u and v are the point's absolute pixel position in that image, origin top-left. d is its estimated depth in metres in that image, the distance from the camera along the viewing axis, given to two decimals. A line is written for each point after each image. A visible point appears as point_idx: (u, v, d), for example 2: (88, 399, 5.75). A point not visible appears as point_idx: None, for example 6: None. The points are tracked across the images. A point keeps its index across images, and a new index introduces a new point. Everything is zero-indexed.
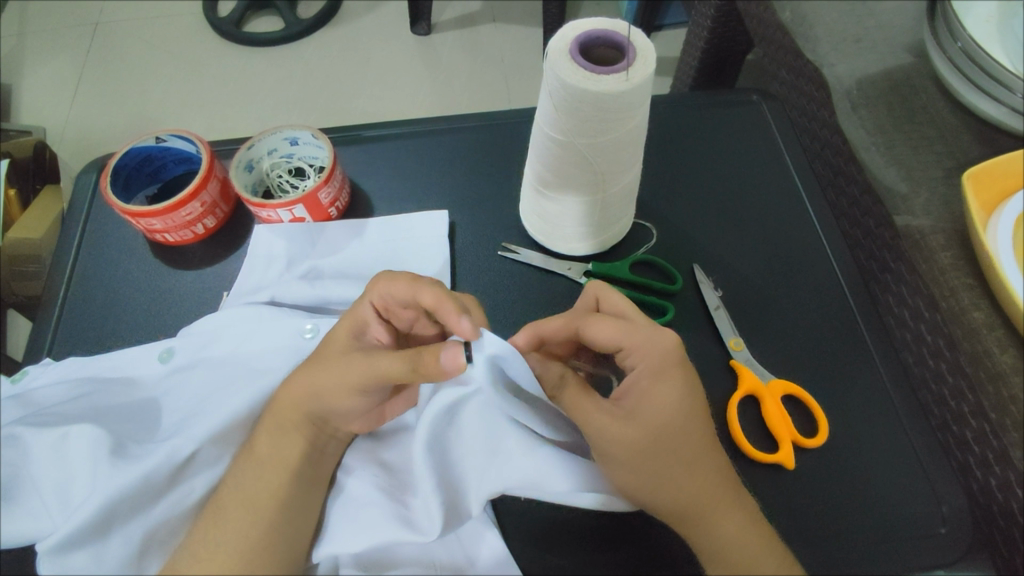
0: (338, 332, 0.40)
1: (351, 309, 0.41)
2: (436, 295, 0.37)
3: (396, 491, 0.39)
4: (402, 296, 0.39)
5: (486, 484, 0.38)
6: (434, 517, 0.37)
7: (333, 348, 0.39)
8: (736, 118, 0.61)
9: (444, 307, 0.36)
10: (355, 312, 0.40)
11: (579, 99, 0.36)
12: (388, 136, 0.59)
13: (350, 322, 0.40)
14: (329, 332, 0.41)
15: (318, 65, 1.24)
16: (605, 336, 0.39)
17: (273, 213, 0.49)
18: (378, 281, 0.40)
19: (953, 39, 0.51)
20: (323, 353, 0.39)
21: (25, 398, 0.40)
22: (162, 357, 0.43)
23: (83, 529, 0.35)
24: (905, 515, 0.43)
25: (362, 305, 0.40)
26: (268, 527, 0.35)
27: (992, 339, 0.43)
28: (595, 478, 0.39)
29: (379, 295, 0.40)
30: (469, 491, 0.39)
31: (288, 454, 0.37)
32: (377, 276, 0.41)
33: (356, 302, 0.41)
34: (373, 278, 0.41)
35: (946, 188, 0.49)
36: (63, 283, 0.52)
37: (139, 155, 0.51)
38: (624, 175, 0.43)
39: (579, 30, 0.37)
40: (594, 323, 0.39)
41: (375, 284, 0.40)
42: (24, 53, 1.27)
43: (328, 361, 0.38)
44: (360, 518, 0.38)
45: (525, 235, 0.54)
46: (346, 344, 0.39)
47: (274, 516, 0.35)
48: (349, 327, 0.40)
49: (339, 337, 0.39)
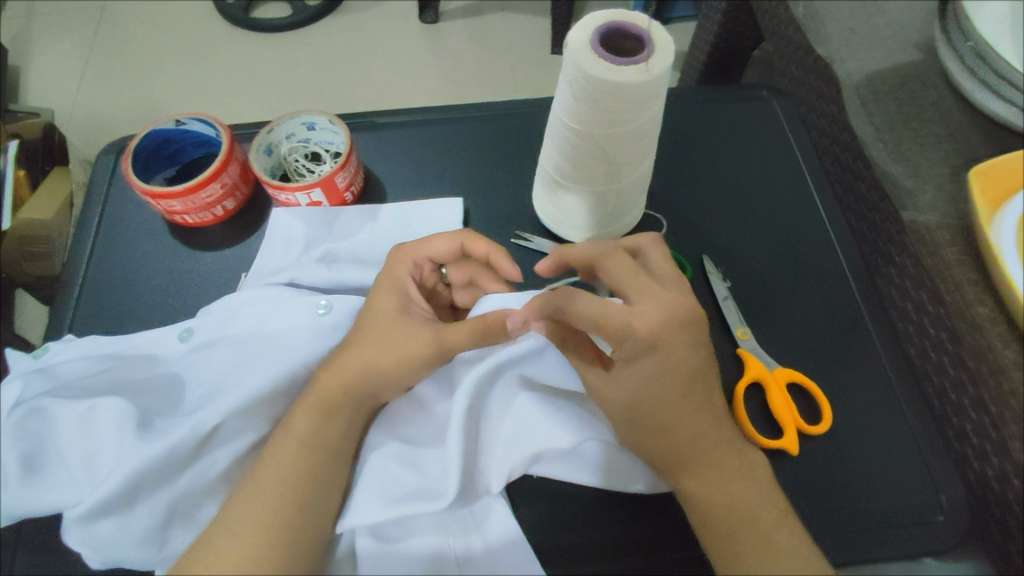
0: (380, 296, 0.43)
1: (386, 275, 0.44)
2: (488, 248, 0.44)
3: (416, 461, 0.40)
4: (442, 252, 0.45)
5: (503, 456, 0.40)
6: (452, 483, 0.38)
7: (379, 318, 0.42)
8: (746, 112, 0.62)
9: (498, 256, 0.44)
10: (393, 276, 0.44)
11: (599, 90, 0.36)
12: (403, 122, 0.60)
13: (391, 293, 0.43)
14: (365, 307, 0.43)
15: (327, 51, 1.24)
16: (623, 270, 0.40)
17: (291, 196, 0.50)
18: (411, 246, 0.45)
19: (965, 39, 0.52)
20: (368, 324, 0.42)
21: (49, 372, 0.42)
22: (182, 336, 0.44)
23: (111, 499, 0.36)
24: (906, 503, 0.45)
25: (400, 269, 0.44)
26: (294, 501, 0.36)
27: (995, 334, 0.44)
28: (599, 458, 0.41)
29: (415, 259, 0.45)
30: (488, 464, 0.40)
31: (315, 426, 0.39)
32: (402, 246, 0.45)
33: (390, 267, 0.44)
34: (396, 253, 0.45)
35: (953, 185, 0.50)
36: (83, 262, 0.54)
37: (158, 137, 0.52)
38: (639, 165, 0.43)
39: (600, 21, 0.38)
40: (613, 255, 0.40)
41: (408, 251, 0.45)
42: (31, 33, 1.27)
43: (373, 336, 0.41)
44: (382, 488, 0.39)
45: (538, 223, 0.55)
46: (393, 313, 0.42)
47: (299, 491, 0.36)
48: (392, 291, 0.43)
49: (383, 303, 0.42)
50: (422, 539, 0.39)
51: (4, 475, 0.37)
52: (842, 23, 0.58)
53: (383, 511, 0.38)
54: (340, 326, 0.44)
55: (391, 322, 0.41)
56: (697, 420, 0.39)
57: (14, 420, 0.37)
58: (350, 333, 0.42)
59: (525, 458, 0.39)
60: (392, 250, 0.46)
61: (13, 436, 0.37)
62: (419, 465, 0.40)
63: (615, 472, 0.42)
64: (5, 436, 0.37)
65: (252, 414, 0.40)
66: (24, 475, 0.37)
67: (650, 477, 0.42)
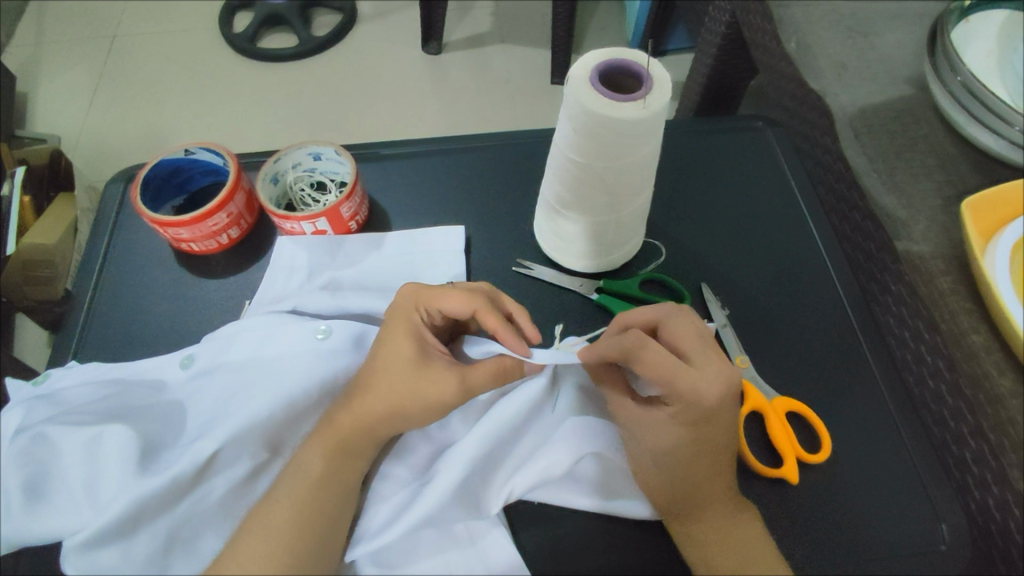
0: (394, 339, 0.41)
1: (401, 321, 0.42)
2: (497, 320, 0.41)
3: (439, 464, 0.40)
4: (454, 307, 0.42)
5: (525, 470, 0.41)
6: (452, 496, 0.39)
7: (388, 368, 0.40)
8: (743, 142, 0.63)
9: (502, 331, 0.41)
10: (409, 322, 0.42)
11: (600, 124, 0.37)
12: (406, 153, 0.61)
13: (405, 339, 0.41)
14: (377, 351, 0.41)
15: (331, 80, 1.27)
16: (682, 335, 0.40)
17: (296, 225, 0.51)
18: (427, 293, 0.43)
19: (953, 73, 0.53)
20: (384, 366, 0.40)
21: (54, 398, 0.42)
22: (183, 363, 0.45)
23: (113, 526, 0.37)
24: (910, 532, 0.44)
25: (414, 313, 0.42)
26: (293, 533, 0.36)
27: (991, 362, 0.46)
28: (600, 485, 0.42)
29: (429, 306, 0.43)
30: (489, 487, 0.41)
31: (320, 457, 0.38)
32: (418, 288, 0.43)
33: (403, 312, 0.42)
34: (409, 294, 0.43)
35: (946, 216, 0.51)
36: (90, 288, 0.54)
37: (169, 166, 0.53)
38: (639, 196, 0.45)
39: (600, 59, 0.39)
40: (642, 345, 0.39)
41: (423, 295, 0.43)
42: (40, 61, 1.30)
43: (388, 384, 0.39)
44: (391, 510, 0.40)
45: (539, 251, 0.56)
46: (408, 359, 0.40)
47: (299, 523, 0.36)
48: (409, 337, 0.41)
49: (398, 349, 0.40)
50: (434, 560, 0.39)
51: (9, 501, 0.38)
52: (835, 58, 0.60)
53: (404, 526, 0.38)
54: (340, 350, 0.44)
55: (411, 368, 0.40)
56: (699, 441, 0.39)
57: (22, 445, 0.38)
58: (364, 377, 0.41)
59: (550, 472, 0.40)
60: (406, 287, 0.44)
61: (20, 461, 0.38)
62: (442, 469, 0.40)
63: (614, 499, 0.42)
64: (11, 461, 0.38)
65: (254, 440, 0.40)
66: (28, 501, 0.38)
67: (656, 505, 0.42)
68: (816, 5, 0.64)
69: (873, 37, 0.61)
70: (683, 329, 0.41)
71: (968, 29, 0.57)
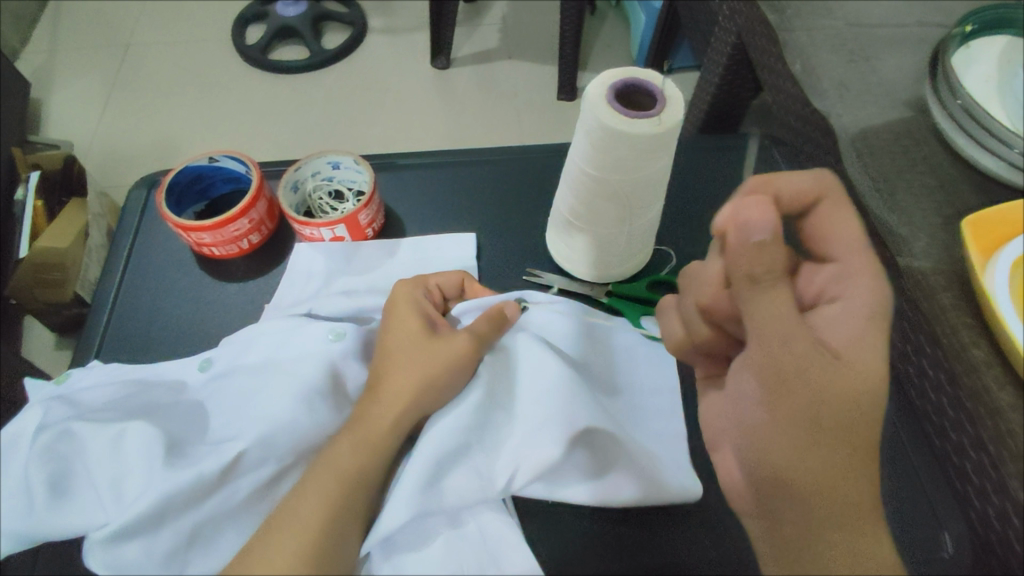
0: (405, 310, 0.45)
1: (402, 295, 0.46)
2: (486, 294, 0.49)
3: (424, 437, 0.41)
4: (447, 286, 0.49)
5: (522, 449, 0.40)
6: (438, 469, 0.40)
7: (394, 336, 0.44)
8: (748, 160, 0.65)
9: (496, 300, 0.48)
10: (408, 295, 0.46)
11: (615, 140, 0.39)
12: (421, 163, 0.63)
13: (407, 305, 0.46)
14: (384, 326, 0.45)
15: (342, 93, 1.29)
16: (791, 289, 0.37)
17: (315, 231, 0.53)
18: (420, 276, 0.48)
19: (954, 97, 0.55)
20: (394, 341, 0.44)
21: (70, 400, 0.43)
22: (202, 366, 0.46)
23: (138, 521, 0.37)
24: (914, 538, 0.46)
25: (413, 288, 0.47)
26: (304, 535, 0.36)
27: (991, 377, 0.45)
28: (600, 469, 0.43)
29: (425, 285, 0.48)
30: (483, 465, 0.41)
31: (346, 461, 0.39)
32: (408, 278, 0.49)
33: (401, 289, 0.47)
34: (404, 280, 0.48)
35: (947, 234, 0.52)
36: (113, 290, 0.56)
37: (192, 173, 0.54)
38: (649, 210, 0.46)
39: (616, 77, 0.41)
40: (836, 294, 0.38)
41: (417, 279, 0.48)
42: (54, 69, 1.32)
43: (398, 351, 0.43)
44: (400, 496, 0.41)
45: (550, 261, 0.57)
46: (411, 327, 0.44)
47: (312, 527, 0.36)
48: (409, 308, 0.45)
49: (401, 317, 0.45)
50: (443, 546, 0.40)
51: (33, 499, 0.38)
52: (838, 79, 0.62)
53: (398, 512, 0.39)
54: (347, 350, 0.45)
55: (410, 337, 0.44)
56: (774, 400, 0.36)
57: (44, 441, 0.40)
58: (381, 374, 0.42)
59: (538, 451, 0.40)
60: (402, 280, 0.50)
61: (42, 458, 0.39)
62: (428, 444, 0.41)
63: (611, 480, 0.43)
64: (34, 459, 0.39)
65: (275, 446, 0.41)
66: (51, 497, 0.39)
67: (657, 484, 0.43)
68: (820, 28, 0.66)
69: (875, 60, 0.63)
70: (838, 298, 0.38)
71: (970, 53, 0.59)
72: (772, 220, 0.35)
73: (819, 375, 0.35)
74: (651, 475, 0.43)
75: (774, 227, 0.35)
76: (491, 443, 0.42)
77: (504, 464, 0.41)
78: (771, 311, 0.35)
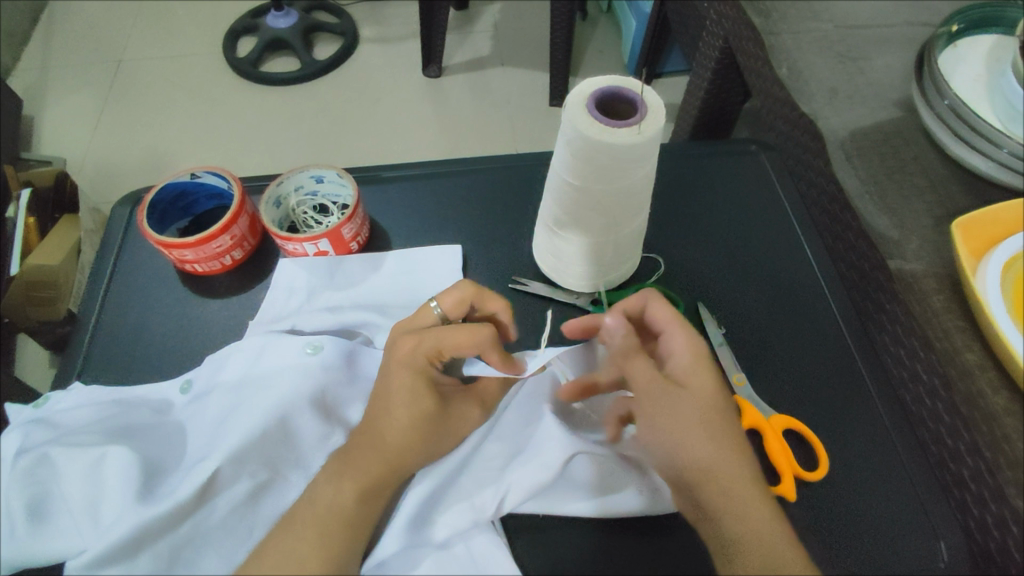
0: (407, 370, 0.41)
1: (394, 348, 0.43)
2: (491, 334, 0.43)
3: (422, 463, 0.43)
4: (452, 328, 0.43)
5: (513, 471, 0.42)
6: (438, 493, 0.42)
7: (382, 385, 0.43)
8: (736, 164, 0.65)
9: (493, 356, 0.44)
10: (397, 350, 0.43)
11: (595, 149, 0.39)
12: (407, 175, 0.63)
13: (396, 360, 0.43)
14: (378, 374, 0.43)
15: (333, 103, 1.29)
16: (641, 371, 0.41)
17: (298, 246, 0.52)
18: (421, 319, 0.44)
19: (941, 97, 0.54)
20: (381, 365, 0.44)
21: (49, 422, 0.43)
22: (184, 388, 0.46)
23: (116, 548, 0.36)
24: (911, 554, 0.45)
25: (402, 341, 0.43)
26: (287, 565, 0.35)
27: (984, 381, 0.44)
28: (598, 488, 0.43)
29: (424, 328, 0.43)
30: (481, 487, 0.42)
31: (333, 479, 0.39)
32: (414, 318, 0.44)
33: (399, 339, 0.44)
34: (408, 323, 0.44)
35: (937, 235, 0.51)
36: (96, 309, 0.55)
37: (174, 189, 0.54)
38: (633, 218, 0.46)
39: (596, 86, 0.41)
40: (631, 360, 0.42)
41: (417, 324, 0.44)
42: (46, 85, 1.32)
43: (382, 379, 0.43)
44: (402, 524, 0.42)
45: (537, 270, 0.56)
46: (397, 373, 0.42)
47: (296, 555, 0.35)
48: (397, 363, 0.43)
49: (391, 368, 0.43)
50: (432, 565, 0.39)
51: (13, 524, 0.38)
52: (825, 81, 0.62)
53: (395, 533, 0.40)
54: (332, 367, 0.45)
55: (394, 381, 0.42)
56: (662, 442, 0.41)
57: (22, 466, 0.39)
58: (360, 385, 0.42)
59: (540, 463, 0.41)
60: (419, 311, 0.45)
61: (22, 483, 0.38)
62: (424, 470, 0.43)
63: (609, 498, 0.43)
64: (14, 484, 0.38)
65: (250, 459, 0.41)
66: (31, 523, 0.38)
67: (654, 496, 0.43)
68: (806, 30, 0.65)
69: (863, 62, 0.63)
70: (682, 342, 0.42)
71: (955, 54, 0.58)
72: (617, 326, 0.42)
73: (666, 408, 0.40)
74: (652, 488, 0.43)
75: (623, 325, 0.42)
76: (486, 464, 0.43)
77: (499, 485, 0.42)
78: (641, 376, 0.41)
